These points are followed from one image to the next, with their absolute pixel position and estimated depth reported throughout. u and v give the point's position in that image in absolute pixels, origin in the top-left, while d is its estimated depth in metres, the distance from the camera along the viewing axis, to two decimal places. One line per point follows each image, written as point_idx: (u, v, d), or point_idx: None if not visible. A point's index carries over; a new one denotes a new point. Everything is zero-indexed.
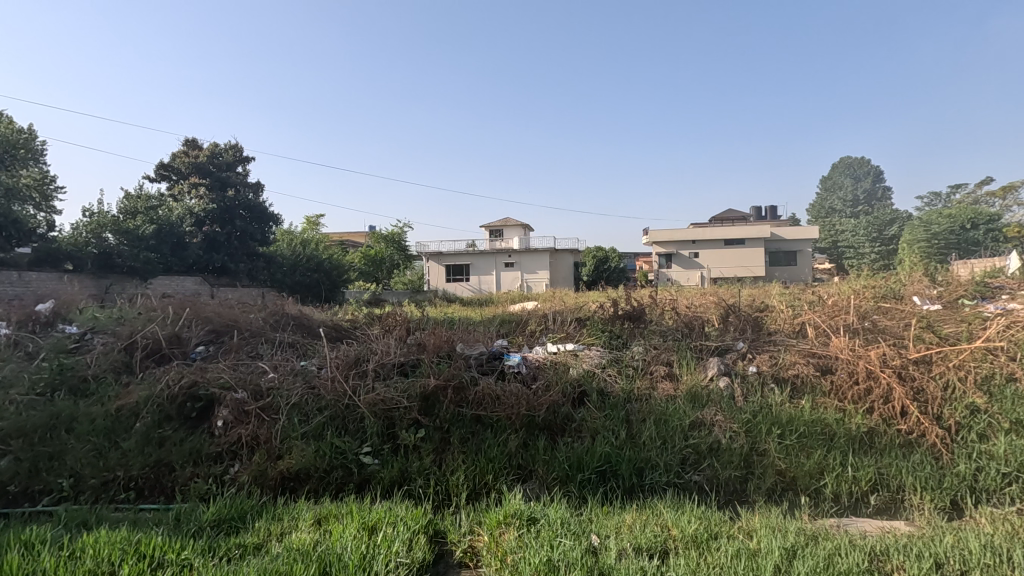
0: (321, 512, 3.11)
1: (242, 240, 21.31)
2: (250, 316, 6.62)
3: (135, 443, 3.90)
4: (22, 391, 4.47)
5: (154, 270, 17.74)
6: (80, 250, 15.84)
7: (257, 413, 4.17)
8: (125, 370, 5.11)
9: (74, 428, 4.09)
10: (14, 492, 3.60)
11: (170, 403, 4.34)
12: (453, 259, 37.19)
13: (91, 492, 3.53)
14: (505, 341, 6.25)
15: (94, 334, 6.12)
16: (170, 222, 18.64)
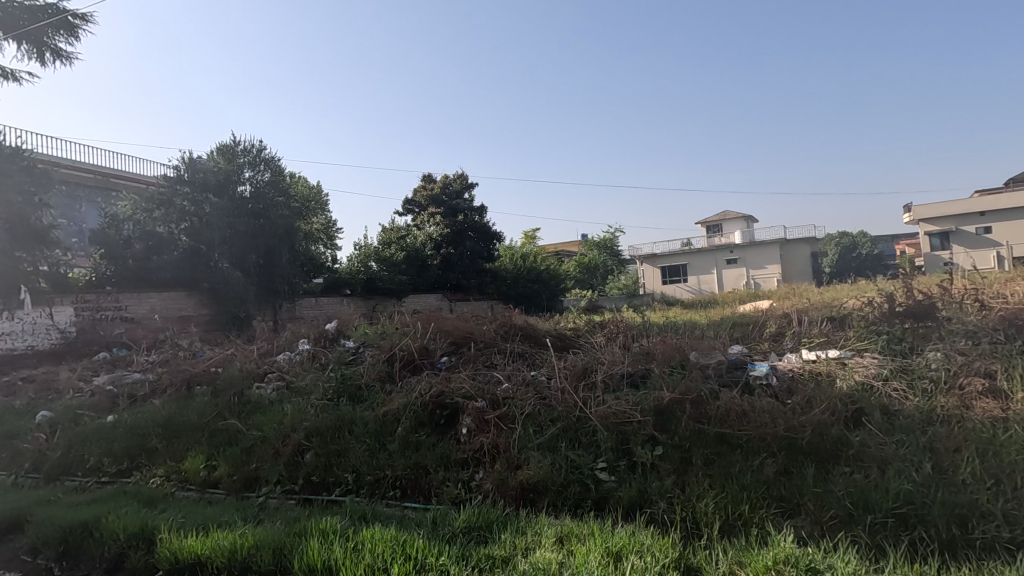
0: (562, 530, 3.01)
1: (471, 258, 23.58)
2: (483, 327, 7.12)
3: (398, 446, 4.41)
4: (319, 398, 5.50)
5: (406, 290, 20.81)
6: (353, 278, 19.59)
7: (496, 422, 4.34)
8: (388, 379, 5.93)
9: (353, 429, 4.82)
10: (316, 481, 4.36)
11: (423, 410, 4.84)
12: (669, 259, 35.74)
13: (368, 487, 4.07)
14: (744, 347, 5.54)
15: (365, 347, 7.31)
16: (415, 248, 21.74)
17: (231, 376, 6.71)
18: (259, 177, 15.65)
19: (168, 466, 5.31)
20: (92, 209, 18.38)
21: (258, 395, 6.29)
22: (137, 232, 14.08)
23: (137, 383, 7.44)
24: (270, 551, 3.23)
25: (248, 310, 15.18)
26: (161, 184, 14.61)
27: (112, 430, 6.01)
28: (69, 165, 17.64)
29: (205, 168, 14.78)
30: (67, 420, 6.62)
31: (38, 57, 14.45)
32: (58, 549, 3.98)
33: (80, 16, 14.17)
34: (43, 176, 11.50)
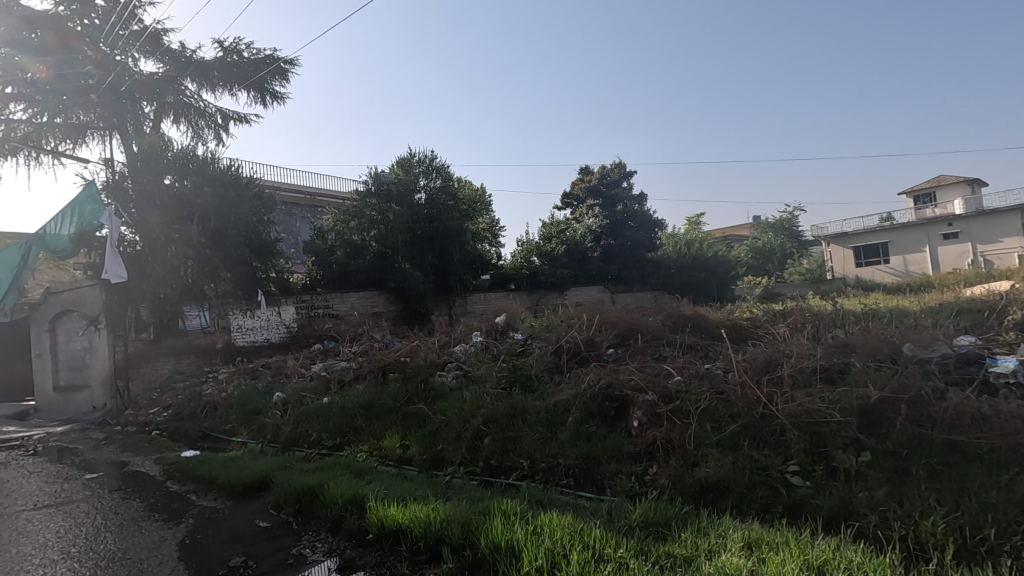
0: (749, 535, 2.79)
1: (632, 249, 22.98)
2: (650, 318, 6.95)
3: (569, 436, 4.51)
4: (494, 386, 5.91)
5: (568, 283, 21.15)
6: (517, 273, 20.46)
7: (668, 416, 4.19)
8: (556, 370, 6.10)
9: (526, 417, 5.07)
10: (495, 465, 4.69)
11: (593, 401, 4.88)
12: (864, 238, 31.09)
13: (542, 473, 4.24)
14: (977, 338, 4.61)
15: (533, 339, 7.66)
16: (575, 241, 21.93)
17: (417, 364, 7.46)
18: (432, 185, 17.14)
19: (371, 443, 6.12)
20: (304, 224, 21.80)
21: (440, 382, 6.93)
22: (337, 241, 16.35)
23: (343, 369, 8.67)
24: (460, 527, 3.55)
25: (426, 306, 16.77)
26: (355, 197, 16.80)
27: (328, 409, 7.09)
28: (287, 188, 21.14)
29: (388, 180, 16.63)
30: (295, 400, 7.98)
31: (262, 101, 17.55)
32: (294, 506, 4.82)
33: (289, 62, 16.89)
34: (270, 199, 13.97)
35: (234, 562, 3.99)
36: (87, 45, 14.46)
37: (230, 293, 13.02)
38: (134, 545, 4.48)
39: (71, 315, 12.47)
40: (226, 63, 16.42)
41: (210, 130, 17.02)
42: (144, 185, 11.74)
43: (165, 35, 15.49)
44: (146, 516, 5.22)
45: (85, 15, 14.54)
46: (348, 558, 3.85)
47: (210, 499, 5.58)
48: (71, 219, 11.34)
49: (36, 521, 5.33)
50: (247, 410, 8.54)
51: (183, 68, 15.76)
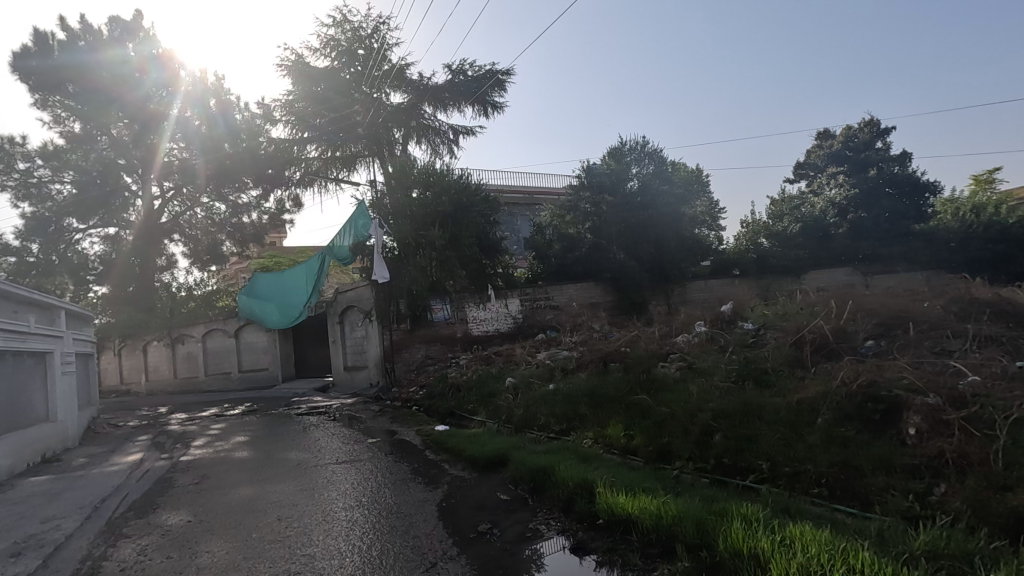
0: None
1: (892, 220, 19.31)
2: (924, 307, 6.02)
3: (819, 439, 4.27)
4: (722, 378, 5.74)
5: (806, 266, 18.65)
6: (743, 256, 18.70)
7: (959, 425, 3.82)
8: (798, 364, 5.61)
9: (763, 416, 4.87)
10: (728, 464, 4.54)
11: (850, 401, 4.55)
12: None
13: (787, 479, 4.00)
14: None
15: (767, 330, 7.07)
16: (814, 217, 19.12)
17: (639, 354, 7.37)
18: (645, 171, 16.91)
19: (595, 430, 6.28)
20: (525, 222, 23.39)
21: (664, 373, 6.74)
22: (554, 235, 16.95)
23: (566, 358, 9.03)
24: (693, 524, 3.44)
25: (643, 296, 16.55)
26: (569, 191, 17.39)
27: (554, 396, 7.47)
28: (509, 190, 22.87)
29: (600, 171, 16.76)
30: (524, 385, 8.62)
31: (485, 113, 19.25)
32: (529, 483, 5.20)
33: (506, 72, 18.19)
34: (495, 200, 15.25)
35: (482, 528, 4.47)
36: (353, 89, 17.74)
37: (466, 288, 14.63)
38: (405, 502, 5.36)
39: (353, 309, 15.47)
40: (455, 83, 18.44)
41: (445, 145, 19.18)
42: (398, 199, 13.97)
43: (407, 69, 18.09)
44: (412, 478, 6.20)
45: (352, 65, 17.86)
46: (580, 539, 4.01)
47: (459, 469, 6.37)
48: (349, 232, 14.13)
49: (339, 473, 6.77)
50: (485, 392, 9.50)
51: (422, 94, 18.19)
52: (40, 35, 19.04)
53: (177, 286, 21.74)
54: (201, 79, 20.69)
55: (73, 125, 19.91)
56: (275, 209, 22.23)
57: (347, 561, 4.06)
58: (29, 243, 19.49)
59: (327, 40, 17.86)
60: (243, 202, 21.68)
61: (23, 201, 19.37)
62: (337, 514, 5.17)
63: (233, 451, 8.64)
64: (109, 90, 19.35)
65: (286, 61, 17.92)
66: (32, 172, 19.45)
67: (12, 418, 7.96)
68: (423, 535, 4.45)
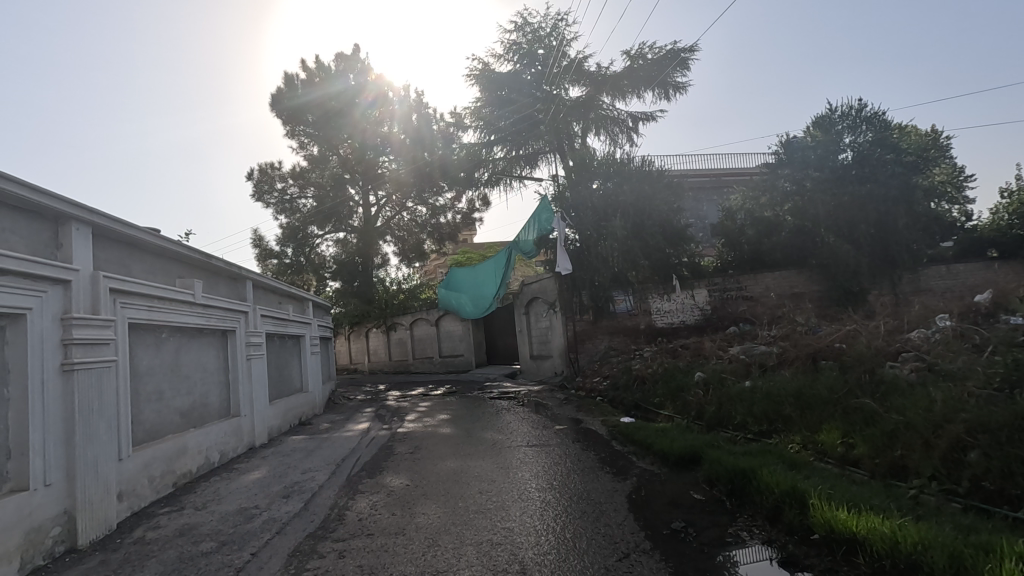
0: None
1: None
2: None
3: None
4: (980, 385, 4.82)
5: None
6: (1005, 234, 15.03)
7: None
8: None
9: None
10: (991, 490, 3.82)
11: None
12: None
13: None
14: None
15: None
16: None
17: (860, 352, 6.39)
18: (861, 139, 14.49)
19: (805, 435, 5.64)
20: (712, 207, 21.92)
21: (893, 374, 5.73)
22: (747, 219, 15.57)
23: (765, 352, 8.23)
24: (946, 555, 2.91)
25: (861, 284, 14.32)
26: (765, 170, 15.82)
27: (751, 394, 6.88)
28: (694, 174, 21.63)
29: (803, 146, 14.87)
30: (716, 380, 8.08)
31: (666, 96, 18.44)
32: (727, 485, 4.88)
33: (690, 49, 17.17)
34: (680, 185, 14.48)
35: (676, 525, 4.32)
36: (535, 89, 18.42)
37: (649, 278, 14.26)
38: (595, 489, 5.43)
39: (538, 301, 16.12)
40: (635, 69, 17.95)
41: (624, 134, 18.88)
42: (580, 191, 14.14)
43: (586, 61, 18.16)
44: (600, 467, 6.26)
45: (533, 66, 18.54)
46: (791, 553, 3.64)
47: (648, 463, 6.25)
48: (534, 226, 14.78)
49: (530, 455, 7.15)
50: (671, 386, 9.13)
51: (601, 85, 18.10)
52: (290, 80, 23.59)
53: (390, 280, 25.04)
54: (406, 97, 23.47)
55: (313, 148, 24.08)
56: (467, 209, 24.26)
57: (542, 539, 4.25)
58: (286, 248, 24.15)
59: (510, 44, 18.76)
60: (441, 204, 24.17)
61: (280, 214, 24.06)
62: (531, 493, 5.45)
63: (439, 427, 9.67)
64: (338, 117, 23.02)
65: (473, 70, 19.31)
66: (286, 191, 24.02)
67: (279, 388, 9.98)
68: (615, 525, 4.45)
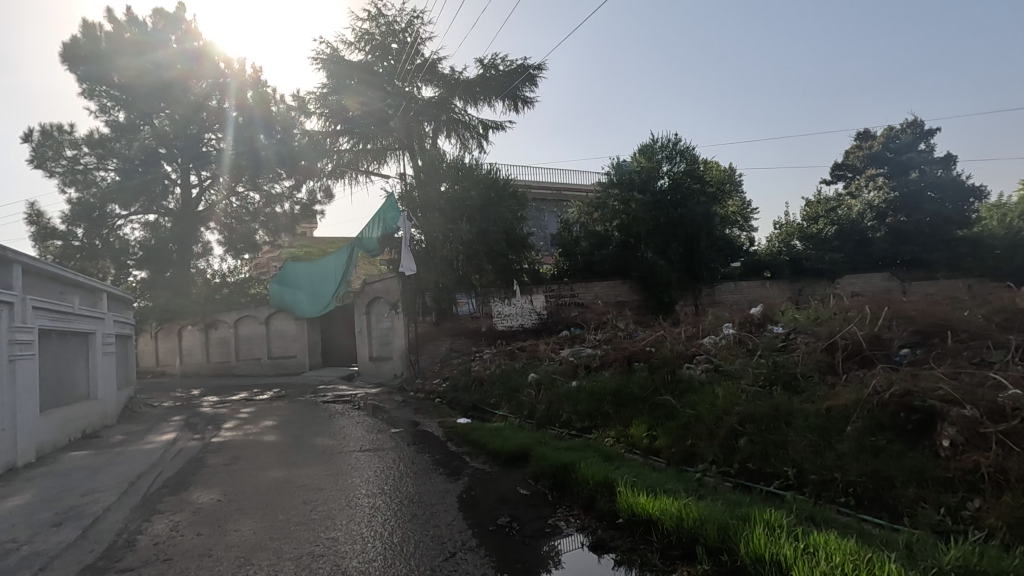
0: None
1: (936, 225, 19.01)
2: (965, 313, 6.04)
3: (851, 448, 4.31)
4: (750, 383, 5.81)
5: (841, 270, 18.36)
6: (775, 259, 18.55)
7: (998, 440, 3.75)
8: (829, 370, 5.76)
9: (792, 422, 4.86)
10: (753, 469, 4.63)
11: (883, 411, 4.54)
12: None
13: (814, 486, 4.15)
14: None
15: (797, 334, 7.04)
16: (850, 220, 18.92)
17: (665, 355, 7.31)
18: (676, 169, 16.57)
19: (618, 429, 6.30)
20: (552, 218, 23.38)
21: (689, 374, 6.67)
22: (582, 232, 17.18)
23: (590, 355, 9.02)
24: (716, 527, 3.45)
25: (671, 296, 16.40)
26: (598, 188, 17.32)
27: (577, 393, 7.44)
28: (536, 185, 22.85)
29: (630, 169, 16.62)
30: (547, 380, 8.64)
31: (515, 108, 19.25)
32: (550, 480, 5.22)
33: (538, 68, 18.15)
34: (523, 195, 15.09)
35: (501, 521, 4.51)
36: (386, 83, 17.97)
37: (492, 282, 14.73)
38: (428, 491, 5.44)
39: (379, 300, 15.70)
40: (487, 78, 18.45)
41: (474, 140, 19.28)
42: (426, 192, 14.19)
43: (439, 63, 18.19)
44: (434, 469, 6.27)
45: (385, 59, 18.08)
46: (600, 537, 4.03)
47: (481, 463, 6.43)
48: (378, 223, 14.43)
49: (362, 460, 6.89)
50: (507, 387, 9.53)
51: (453, 88, 18.24)
52: (90, 29, 19.93)
53: (213, 272, 22.43)
54: (240, 70, 21.26)
55: (120, 114, 20.51)
56: (306, 200, 22.69)
57: (369, 547, 4.13)
58: (75, 227, 20.28)
59: (362, 33, 18.08)
60: (276, 192, 22.07)
61: (69, 186, 20.14)
62: (361, 500, 5.26)
63: (262, 435, 8.89)
64: (154, 81, 19.99)
65: (320, 54, 18.21)
66: (78, 159, 20.20)
67: (56, 394, 8.33)
68: (443, 526, 4.50)
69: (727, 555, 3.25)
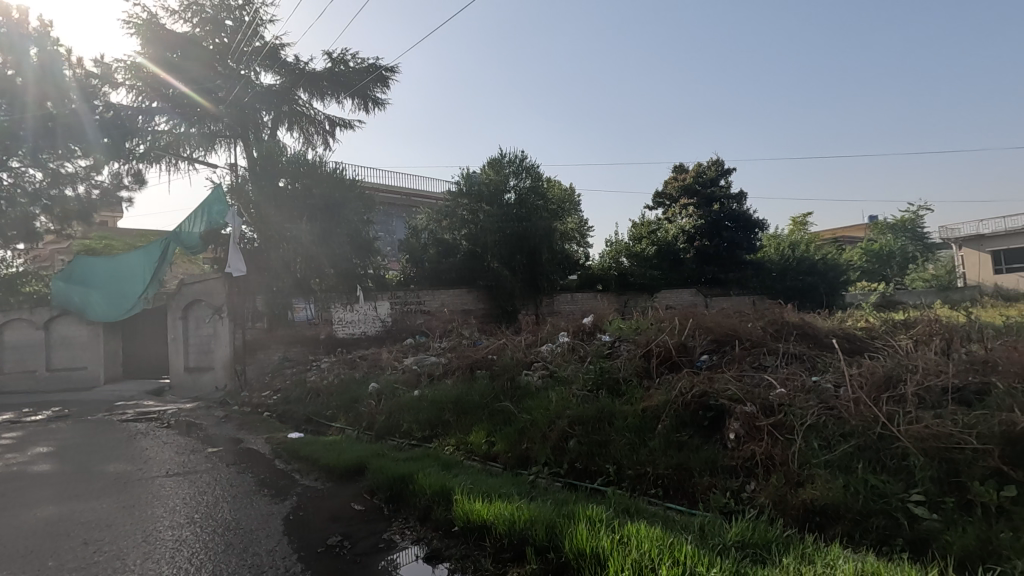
0: (863, 569, 2.81)
1: (731, 251, 22.14)
2: (749, 325, 7.17)
3: (661, 444, 4.84)
4: (580, 388, 6.26)
5: (658, 285, 20.77)
6: (605, 274, 20.42)
7: (769, 431, 4.49)
8: (645, 374, 6.44)
9: (614, 423, 5.33)
10: (580, 469, 4.97)
11: (685, 410, 5.18)
12: (1005, 242, 29.47)
13: (630, 481, 4.59)
14: None
15: (621, 342, 7.77)
16: (667, 241, 21.66)
17: (505, 362, 7.58)
18: (522, 184, 17.38)
19: (458, 437, 6.34)
20: (400, 223, 22.97)
21: (527, 380, 7.00)
22: (431, 240, 17.32)
23: (433, 364, 8.99)
24: (544, 527, 3.62)
25: (514, 304, 17.06)
26: (447, 198, 17.54)
27: (418, 402, 7.35)
28: (385, 189, 22.27)
29: (479, 181, 17.07)
30: (388, 390, 8.40)
31: (365, 107, 18.61)
32: (386, 493, 5.05)
33: (390, 70, 17.79)
34: (370, 197, 14.65)
35: (331, 541, 4.23)
36: (217, 63, 16.17)
37: (333, 287, 14.04)
38: (248, 516, 4.90)
39: (200, 304, 13.95)
40: (335, 72, 17.56)
41: (319, 136, 18.23)
42: (263, 187, 13.15)
43: (282, 49, 16.87)
44: (258, 490, 5.70)
45: (217, 35, 16.27)
46: (435, 547, 3.99)
47: (312, 480, 5.99)
48: (201, 217, 12.78)
49: (167, 486, 6.00)
50: (346, 398, 9.06)
51: (297, 79, 17.04)
52: None
53: None
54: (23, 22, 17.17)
55: None
56: (108, 184, 19.34)
57: None
58: None
59: (189, 3, 16.07)
60: (67, 171, 18.47)
61: None
62: (162, 534, 4.56)
63: (31, 464, 7.30)
64: None
65: (134, 18, 15.81)
66: None
67: None
68: (264, 553, 4.09)
69: (553, 553, 3.43)
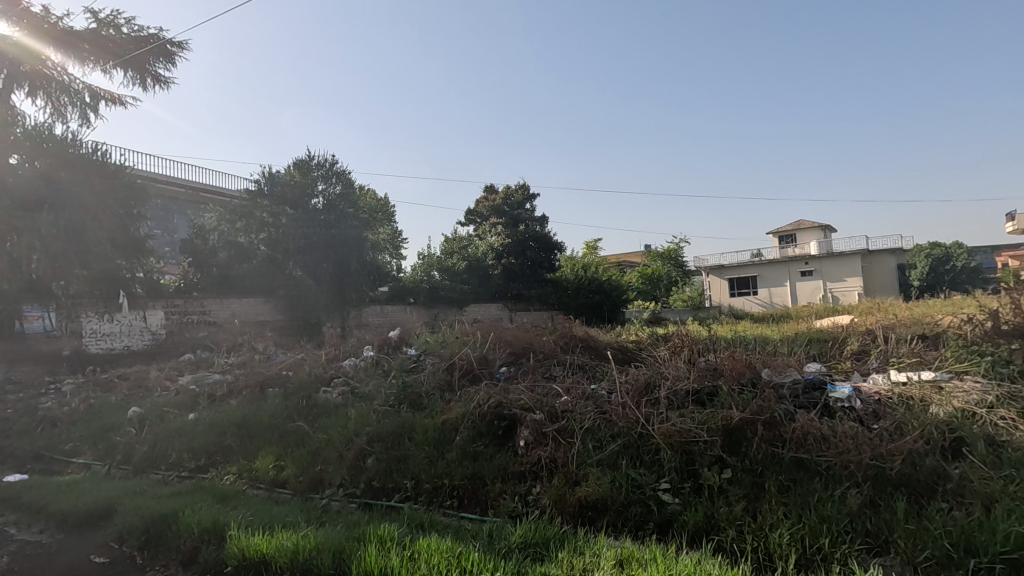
0: (621, 553, 3.22)
1: (533, 269, 24.15)
2: (542, 339, 7.79)
3: (457, 455, 4.96)
4: (381, 404, 6.11)
5: (468, 299, 21.43)
6: (417, 287, 20.43)
7: (553, 435, 4.91)
8: (448, 387, 6.54)
9: (413, 438, 5.32)
10: (377, 487, 4.81)
11: (481, 420, 5.40)
12: (736, 271, 37.11)
13: (427, 494, 4.60)
14: (771, 370, 5.82)
15: (426, 356, 7.80)
16: (476, 257, 22.66)
17: (301, 380, 7.05)
18: (332, 189, 16.50)
19: (241, 464, 5.66)
20: (183, 221, 20.03)
21: (325, 399, 6.61)
22: (221, 241, 15.39)
23: (216, 383, 7.96)
24: (331, 554, 3.41)
25: (318, 316, 15.98)
26: (243, 196, 15.89)
27: (193, 428, 6.40)
28: (165, 181, 19.28)
29: (282, 182, 15.82)
30: (154, 416, 7.17)
31: (142, 83, 15.93)
32: (140, 538, 4.27)
33: (178, 45, 15.56)
34: (143, 188, 12.50)
35: None
36: None
37: (85, 293, 11.66)
38: None
39: None
40: (100, 36, 14.72)
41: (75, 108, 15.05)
42: None
43: None
44: None
45: None
46: None
47: (33, 533, 4.77)
48: None
49: None
50: (95, 427, 7.48)
51: (44, 34, 13.84)
52: None
53: None
54: None
55: None
56: None
57: None
58: None
59: None
60: None
61: None
62: None
63: None
64: None
65: None
66: None
67: None
68: None
69: None
